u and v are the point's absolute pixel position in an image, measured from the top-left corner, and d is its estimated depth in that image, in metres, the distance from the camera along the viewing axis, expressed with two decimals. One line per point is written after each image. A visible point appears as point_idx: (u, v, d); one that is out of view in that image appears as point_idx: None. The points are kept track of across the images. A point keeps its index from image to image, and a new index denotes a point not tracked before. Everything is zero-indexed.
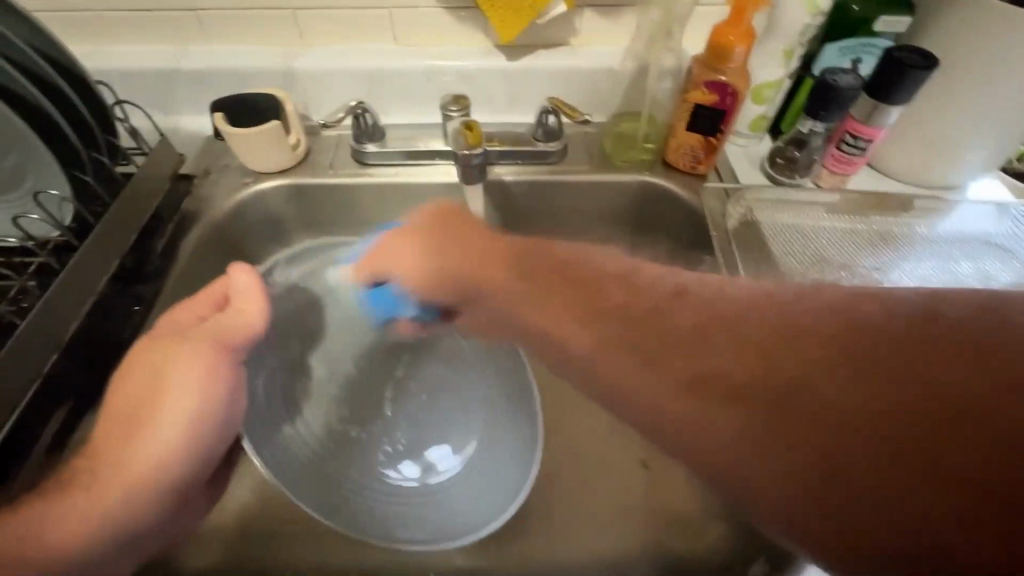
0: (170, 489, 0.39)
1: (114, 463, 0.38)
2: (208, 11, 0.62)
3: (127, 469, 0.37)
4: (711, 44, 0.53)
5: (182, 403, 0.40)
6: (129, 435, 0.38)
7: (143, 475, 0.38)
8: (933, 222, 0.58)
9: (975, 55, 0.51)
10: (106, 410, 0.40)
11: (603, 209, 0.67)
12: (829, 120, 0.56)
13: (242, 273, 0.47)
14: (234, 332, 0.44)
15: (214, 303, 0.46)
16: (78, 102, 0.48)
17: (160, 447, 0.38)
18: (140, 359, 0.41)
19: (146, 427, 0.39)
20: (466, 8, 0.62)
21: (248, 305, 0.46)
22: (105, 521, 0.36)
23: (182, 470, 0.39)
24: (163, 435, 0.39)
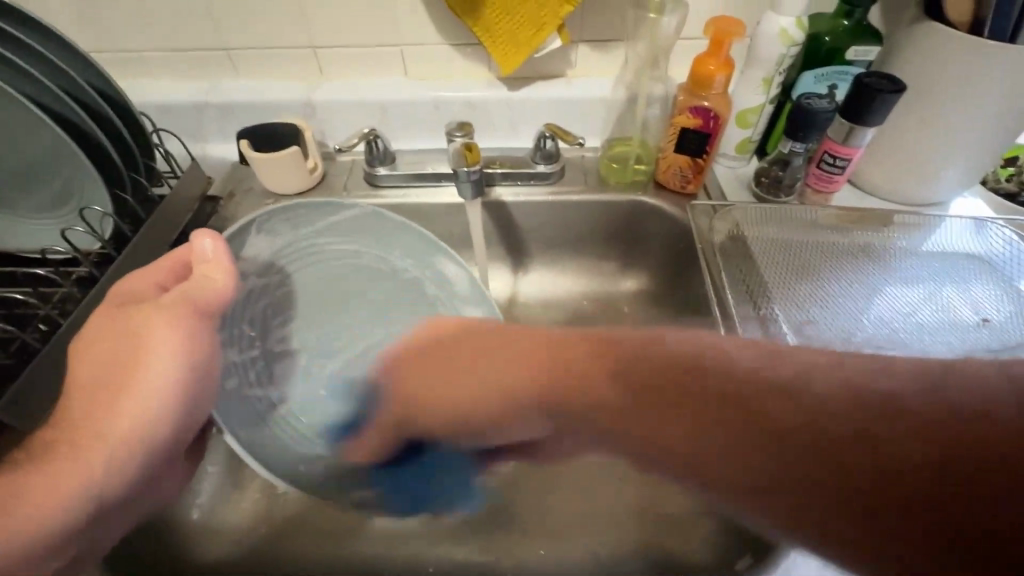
0: (143, 457, 0.40)
1: (87, 431, 0.38)
2: (238, 50, 0.68)
3: (102, 441, 0.38)
4: (694, 74, 0.58)
5: (157, 365, 0.40)
6: (103, 402, 0.39)
7: (122, 442, 0.39)
8: (915, 237, 0.60)
9: (939, 82, 0.54)
10: (79, 376, 0.40)
11: (600, 227, 0.70)
12: (808, 141, 0.60)
13: (207, 240, 0.43)
14: (212, 301, 0.42)
15: (178, 270, 0.45)
16: (122, 129, 0.54)
17: (139, 419, 0.39)
18: (116, 325, 0.41)
19: (125, 398, 0.39)
20: (470, 45, 0.68)
21: (213, 271, 0.43)
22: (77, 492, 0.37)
23: (162, 432, 0.40)
24: (138, 399, 0.39)
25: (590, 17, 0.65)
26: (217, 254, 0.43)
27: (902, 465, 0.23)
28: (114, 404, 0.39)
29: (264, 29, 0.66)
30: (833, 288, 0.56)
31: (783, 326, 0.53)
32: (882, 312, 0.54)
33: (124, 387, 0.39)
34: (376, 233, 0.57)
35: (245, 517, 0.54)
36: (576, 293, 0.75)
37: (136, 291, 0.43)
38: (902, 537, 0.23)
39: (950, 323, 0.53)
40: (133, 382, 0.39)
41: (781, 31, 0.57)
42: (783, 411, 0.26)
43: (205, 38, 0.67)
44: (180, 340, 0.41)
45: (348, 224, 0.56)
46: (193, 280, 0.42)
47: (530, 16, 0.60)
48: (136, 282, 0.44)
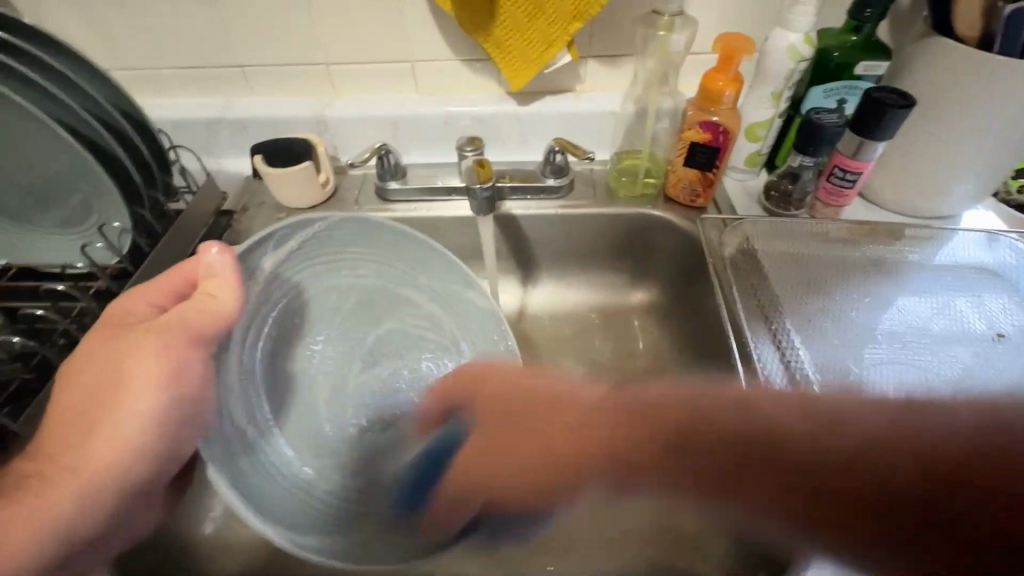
0: (121, 489, 0.38)
1: (64, 460, 0.36)
2: (253, 67, 0.70)
3: (80, 474, 0.36)
4: (703, 89, 0.58)
5: (141, 393, 0.38)
6: (80, 432, 0.37)
7: (100, 473, 0.37)
8: (926, 250, 0.60)
9: (949, 96, 0.54)
10: (56, 403, 0.38)
11: (610, 239, 0.71)
12: (817, 155, 0.60)
13: (213, 252, 0.43)
14: (209, 321, 0.41)
15: (178, 289, 0.44)
16: (140, 145, 0.55)
17: (117, 450, 0.37)
18: (96, 349, 0.39)
19: (102, 428, 0.37)
20: (481, 61, 0.69)
21: (217, 290, 0.42)
22: (54, 524, 0.35)
23: (139, 464, 0.38)
24: (112, 429, 0.37)
25: (600, 34, 0.65)
26: (222, 267, 0.43)
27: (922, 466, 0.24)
28: (89, 435, 0.37)
29: (279, 46, 0.67)
30: (844, 301, 0.56)
31: (805, 360, 0.51)
32: (942, 364, 0.50)
33: (102, 417, 0.37)
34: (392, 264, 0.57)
35: (257, 531, 0.54)
36: (584, 306, 0.75)
37: (129, 316, 0.42)
38: (938, 556, 0.24)
39: (950, 375, 0.49)
40: (114, 412, 0.37)
41: (790, 47, 0.58)
42: (822, 447, 0.26)
43: (222, 56, 0.69)
44: (164, 363, 0.39)
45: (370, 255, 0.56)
46: (193, 300, 0.41)
47: (540, 33, 0.61)
48: (133, 304, 0.42)
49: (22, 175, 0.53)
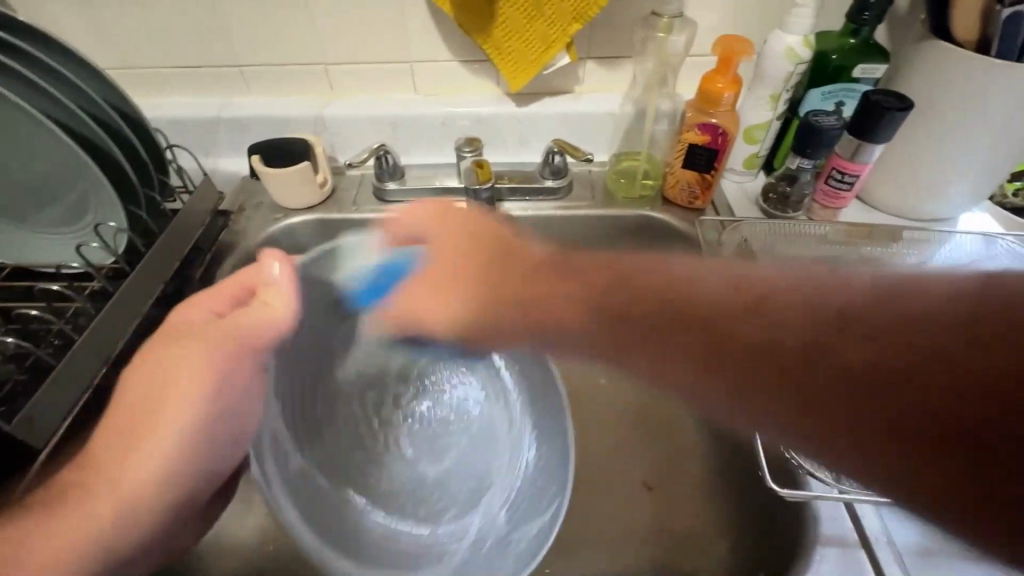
0: (165, 500, 0.39)
1: (119, 460, 0.38)
2: (250, 67, 0.69)
3: (123, 482, 0.38)
4: (702, 91, 0.58)
5: (185, 404, 0.40)
6: (129, 440, 0.39)
7: (139, 483, 0.38)
8: (923, 252, 0.61)
9: (945, 100, 0.55)
10: (113, 414, 0.40)
11: (608, 241, 0.71)
12: (816, 157, 0.60)
13: (275, 263, 0.45)
14: (258, 331, 0.43)
15: (235, 298, 0.46)
16: (139, 145, 0.55)
17: (159, 459, 0.39)
18: (153, 360, 0.42)
19: (147, 437, 0.39)
20: (479, 62, 0.69)
21: (272, 299, 0.44)
22: (97, 530, 0.36)
23: (178, 479, 0.39)
24: (162, 430, 0.39)
25: (598, 34, 0.65)
26: (283, 279, 0.45)
27: (912, 427, 0.24)
28: (136, 445, 0.39)
29: (277, 45, 0.67)
30: None
31: None
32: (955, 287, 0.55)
33: (152, 421, 0.39)
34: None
35: (254, 534, 0.54)
36: None
37: (190, 322, 0.44)
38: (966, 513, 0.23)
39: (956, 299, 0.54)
40: (157, 422, 0.39)
41: (788, 50, 0.58)
42: (830, 376, 0.27)
43: (219, 55, 0.68)
44: (212, 374, 0.41)
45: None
46: (251, 310, 0.44)
47: (539, 34, 0.61)
48: (191, 315, 0.45)
49: (16, 174, 0.53)
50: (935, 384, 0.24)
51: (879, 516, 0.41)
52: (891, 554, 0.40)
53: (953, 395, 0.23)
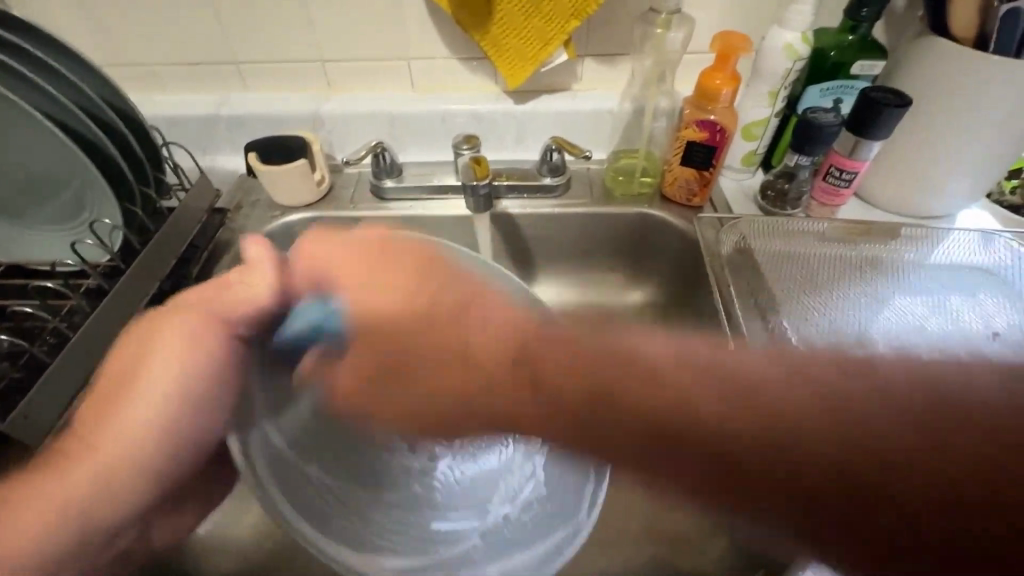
0: (147, 478, 0.38)
1: (89, 435, 0.38)
2: (247, 64, 0.69)
3: (99, 453, 0.37)
4: (701, 88, 0.58)
5: (158, 377, 0.39)
6: (100, 417, 0.38)
7: (111, 460, 0.37)
8: (921, 250, 0.61)
9: (941, 95, 0.55)
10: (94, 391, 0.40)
11: (607, 239, 0.71)
12: (814, 153, 0.60)
13: (254, 242, 0.45)
14: (238, 307, 0.43)
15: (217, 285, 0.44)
16: (134, 142, 0.54)
17: (133, 431, 0.38)
18: (130, 340, 0.41)
19: (121, 411, 0.38)
20: (477, 59, 0.68)
21: (256, 279, 0.44)
22: (74, 507, 0.35)
23: (158, 454, 0.39)
24: (138, 405, 0.39)
25: (595, 32, 0.65)
26: (262, 256, 0.45)
27: (759, 466, 0.25)
28: (106, 424, 0.38)
29: (272, 43, 0.67)
30: (841, 304, 0.56)
31: None
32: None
33: (127, 397, 0.39)
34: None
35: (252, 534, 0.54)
36: (580, 306, 0.74)
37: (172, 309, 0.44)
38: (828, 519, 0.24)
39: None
40: (131, 396, 0.39)
41: (786, 46, 0.58)
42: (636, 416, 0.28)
43: (215, 53, 0.68)
44: (187, 348, 0.41)
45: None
46: (234, 291, 0.44)
47: (537, 31, 0.61)
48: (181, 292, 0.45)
49: (11, 170, 0.53)
50: (787, 459, 0.25)
51: None
52: None
53: (824, 461, 0.24)
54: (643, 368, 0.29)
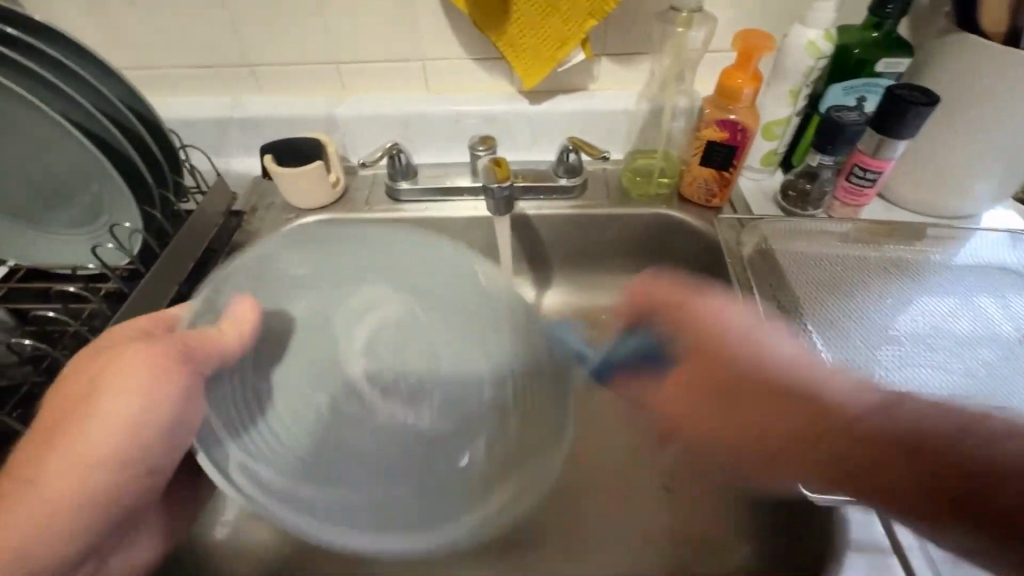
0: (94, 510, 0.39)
1: (29, 465, 0.37)
2: (262, 66, 0.69)
3: (36, 487, 0.36)
4: (721, 87, 0.58)
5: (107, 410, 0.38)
6: (37, 446, 0.37)
7: (54, 497, 0.37)
8: (947, 250, 0.59)
9: (969, 93, 0.53)
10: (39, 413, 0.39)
11: (623, 240, 0.70)
12: (837, 153, 0.59)
13: (240, 300, 0.43)
14: (202, 348, 0.41)
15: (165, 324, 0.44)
16: (153, 145, 0.54)
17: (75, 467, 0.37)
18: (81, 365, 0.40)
19: (67, 442, 0.37)
20: (492, 59, 0.68)
21: (226, 326, 0.42)
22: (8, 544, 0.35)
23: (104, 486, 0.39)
24: (85, 440, 0.38)
25: (612, 31, 0.65)
26: (237, 312, 0.43)
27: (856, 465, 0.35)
28: (46, 454, 0.37)
29: (287, 44, 0.67)
30: (866, 306, 0.55)
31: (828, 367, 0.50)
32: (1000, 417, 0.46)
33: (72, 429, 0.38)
34: (380, 261, 0.49)
35: (270, 538, 0.54)
36: (595, 307, 0.73)
37: (96, 349, 0.41)
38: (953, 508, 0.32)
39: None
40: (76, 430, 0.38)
41: (809, 44, 0.57)
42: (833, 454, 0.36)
43: (231, 55, 0.68)
44: (137, 383, 0.39)
45: (364, 259, 0.49)
46: (204, 332, 0.41)
47: (554, 31, 0.60)
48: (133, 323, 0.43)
49: (31, 174, 0.53)
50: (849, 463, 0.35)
51: None
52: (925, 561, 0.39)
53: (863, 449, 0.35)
54: (826, 411, 0.36)
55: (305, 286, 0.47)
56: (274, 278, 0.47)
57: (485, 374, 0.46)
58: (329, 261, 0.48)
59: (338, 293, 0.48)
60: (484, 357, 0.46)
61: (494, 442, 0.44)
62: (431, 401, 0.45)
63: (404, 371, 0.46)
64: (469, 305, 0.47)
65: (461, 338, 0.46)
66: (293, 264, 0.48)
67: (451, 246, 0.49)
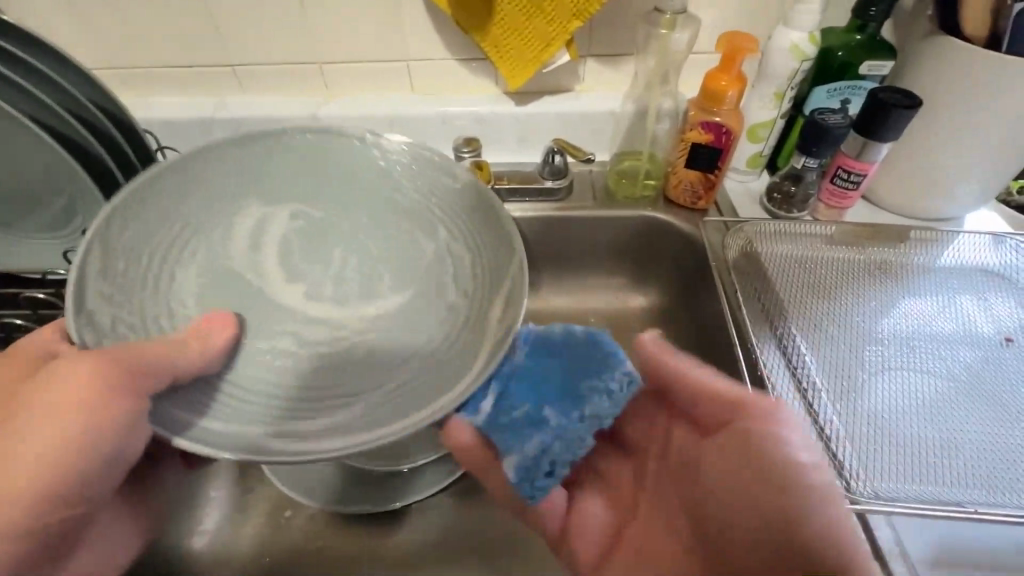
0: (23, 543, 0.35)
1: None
2: (244, 66, 0.68)
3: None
4: (706, 89, 0.57)
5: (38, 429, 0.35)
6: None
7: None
8: (932, 253, 0.59)
9: (951, 95, 0.53)
10: None
11: (609, 242, 0.69)
12: (821, 156, 0.59)
13: (217, 321, 0.40)
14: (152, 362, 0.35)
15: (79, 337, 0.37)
16: (126, 149, 0.53)
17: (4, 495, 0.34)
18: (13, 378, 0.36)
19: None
20: (477, 60, 0.67)
21: (188, 342, 0.38)
22: None
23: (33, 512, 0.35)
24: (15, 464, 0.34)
25: (598, 32, 0.64)
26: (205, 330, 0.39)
27: None
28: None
29: (270, 43, 0.66)
30: (851, 309, 0.55)
31: (812, 370, 0.50)
32: (983, 425, 0.46)
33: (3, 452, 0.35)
34: (242, 180, 0.48)
35: (248, 546, 0.53)
36: (582, 310, 0.73)
37: (19, 358, 0.39)
38: None
39: (998, 448, 0.44)
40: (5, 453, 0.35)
41: (793, 47, 0.56)
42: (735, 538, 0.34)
43: (212, 55, 0.67)
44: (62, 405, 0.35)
45: (224, 185, 0.47)
46: (166, 343, 0.37)
47: (538, 32, 0.60)
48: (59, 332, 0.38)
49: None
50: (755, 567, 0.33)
51: (891, 526, 0.41)
52: (905, 568, 0.40)
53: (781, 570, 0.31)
54: (756, 500, 0.33)
55: (185, 244, 0.45)
56: (140, 254, 0.42)
57: (426, 243, 0.49)
58: (175, 206, 0.45)
59: (222, 224, 0.47)
60: (411, 220, 0.49)
61: (445, 319, 0.45)
62: (387, 278, 0.48)
63: (352, 257, 0.49)
64: (360, 176, 0.50)
65: (382, 212, 0.50)
66: (144, 231, 0.43)
67: (295, 138, 0.49)
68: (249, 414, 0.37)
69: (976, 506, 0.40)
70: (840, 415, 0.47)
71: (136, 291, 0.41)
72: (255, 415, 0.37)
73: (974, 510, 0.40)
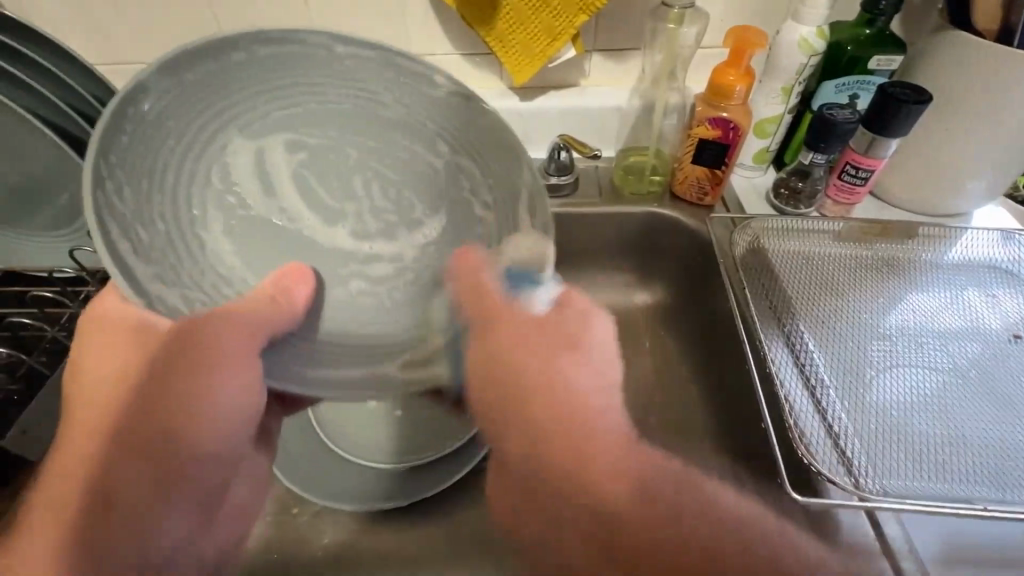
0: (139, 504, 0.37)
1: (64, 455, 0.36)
2: None
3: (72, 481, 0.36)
4: (713, 84, 0.57)
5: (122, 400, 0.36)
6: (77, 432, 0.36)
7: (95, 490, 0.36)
8: (939, 250, 0.59)
9: (962, 91, 0.53)
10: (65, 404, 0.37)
11: (615, 239, 0.69)
12: (829, 152, 0.58)
13: (296, 283, 0.39)
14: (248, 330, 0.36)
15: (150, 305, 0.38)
16: None
17: (104, 469, 0.36)
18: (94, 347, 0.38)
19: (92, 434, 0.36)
20: (482, 55, 0.67)
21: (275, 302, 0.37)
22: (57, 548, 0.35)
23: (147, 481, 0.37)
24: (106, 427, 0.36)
25: (604, 27, 0.64)
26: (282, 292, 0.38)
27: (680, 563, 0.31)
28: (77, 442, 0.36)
29: None
30: (858, 305, 0.55)
31: (819, 366, 0.50)
32: (988, 422, 0.46)
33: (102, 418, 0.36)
34: (199, 108, 0.38)
35: (254, 545, 0.53)
36: None
37: (122, 326, 0.38)
38: None
39: (1005, 443, 0.44)
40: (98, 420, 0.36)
41: (801, 41, 0.56)
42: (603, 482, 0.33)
43: None
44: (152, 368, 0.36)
45: (229, 105, 0.40)
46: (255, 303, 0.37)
47: (545, 26, 0.59)
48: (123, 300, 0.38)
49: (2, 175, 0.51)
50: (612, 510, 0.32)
51: (900, 523, 0.42)
52: (915, 565, 0.40)
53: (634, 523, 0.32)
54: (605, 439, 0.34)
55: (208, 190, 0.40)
56: (147, 223, 0.35)
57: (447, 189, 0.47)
58: (155, 157, 0.36)
59: (211, 161, 0.40)
60: (406, 134, 0.45)
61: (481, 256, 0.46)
62: (423, 226, 0.47)
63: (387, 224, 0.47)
64: (332, 91, 0.43)
65: (379, 139, 0.45)
66: (138, 197, 0.34)
67: (241, 53, 0.38)
68: (347, 358, 0.40)
69: (986, 503, 0.40)
70: (848, 411, 0.47)
71: (174, 263, 0.36)
72: (359, 360, 0.40)
73: (983, 507, 0.40)
